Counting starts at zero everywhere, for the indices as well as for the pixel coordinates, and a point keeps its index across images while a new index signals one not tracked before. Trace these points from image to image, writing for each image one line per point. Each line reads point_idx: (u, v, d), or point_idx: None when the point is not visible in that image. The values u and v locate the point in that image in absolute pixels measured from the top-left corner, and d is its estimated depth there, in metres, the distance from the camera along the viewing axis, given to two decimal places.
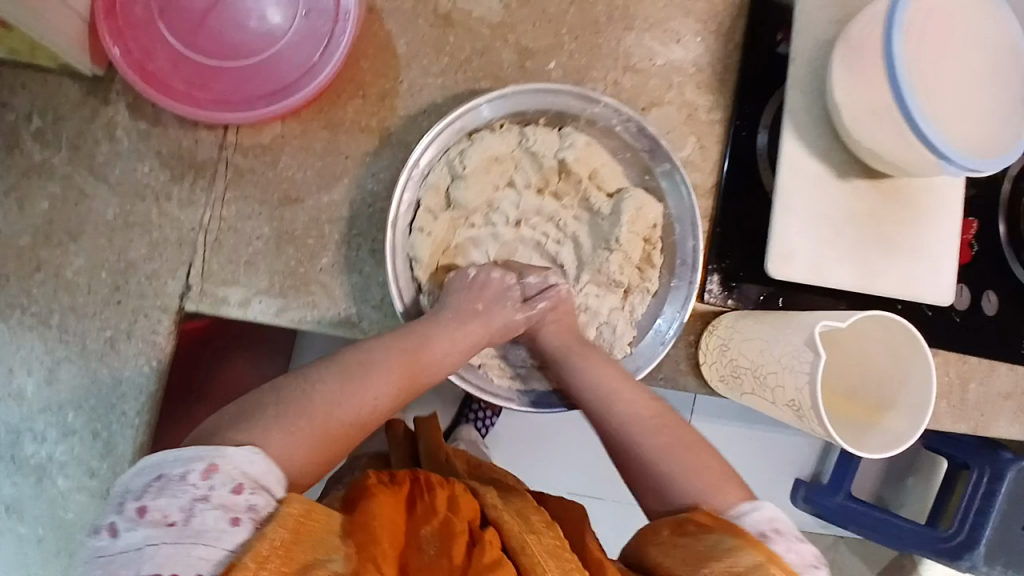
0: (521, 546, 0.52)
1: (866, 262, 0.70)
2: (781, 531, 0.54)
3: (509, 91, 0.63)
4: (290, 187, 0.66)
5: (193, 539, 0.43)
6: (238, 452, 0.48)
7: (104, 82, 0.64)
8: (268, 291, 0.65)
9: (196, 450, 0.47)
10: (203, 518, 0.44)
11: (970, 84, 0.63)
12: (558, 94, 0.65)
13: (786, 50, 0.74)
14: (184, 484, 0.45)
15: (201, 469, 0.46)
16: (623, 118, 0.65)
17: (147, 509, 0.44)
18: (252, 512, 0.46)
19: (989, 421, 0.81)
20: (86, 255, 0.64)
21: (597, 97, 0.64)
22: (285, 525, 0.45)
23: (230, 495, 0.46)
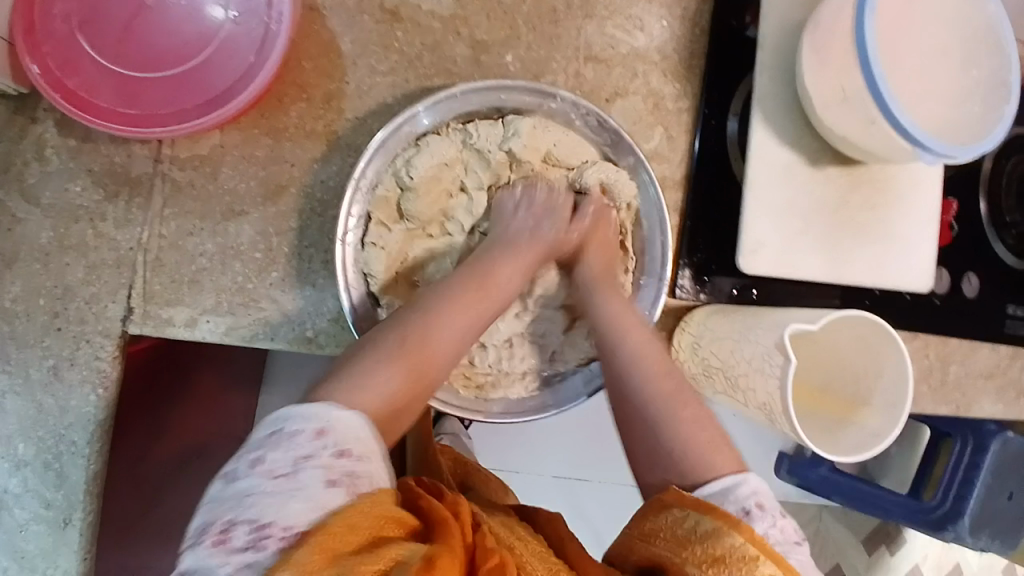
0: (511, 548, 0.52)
1: (840, 253, 0.68)
2: (764, 508, 0.52)
3: (454, 93, 0.60)
4: (233, 199, 0.63)
5: (293, 493, 0.41)
6: (346, 420, 0.47)
7: (30, 99, 0.61)
8: (215, 310, 0.62)
9: (312, 411, 0.46)
10: (306, 474, 0.42)
11: (941, 68, 0.60)
12: (508, 90, 0.61)
13: (755, 34, 0.70)
14: (296, 441, 0.44)
15: (313, 430, 0.45)
16: (582, 112, 0.63)
17: (260, 460, 0.43)
18: (347, 479, 0.43)
19: (971, 401, 0.78)
20: (21, 282, 0.61)
21: (553, 91, 0.62)
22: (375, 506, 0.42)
23: (333, 459, 0.44)
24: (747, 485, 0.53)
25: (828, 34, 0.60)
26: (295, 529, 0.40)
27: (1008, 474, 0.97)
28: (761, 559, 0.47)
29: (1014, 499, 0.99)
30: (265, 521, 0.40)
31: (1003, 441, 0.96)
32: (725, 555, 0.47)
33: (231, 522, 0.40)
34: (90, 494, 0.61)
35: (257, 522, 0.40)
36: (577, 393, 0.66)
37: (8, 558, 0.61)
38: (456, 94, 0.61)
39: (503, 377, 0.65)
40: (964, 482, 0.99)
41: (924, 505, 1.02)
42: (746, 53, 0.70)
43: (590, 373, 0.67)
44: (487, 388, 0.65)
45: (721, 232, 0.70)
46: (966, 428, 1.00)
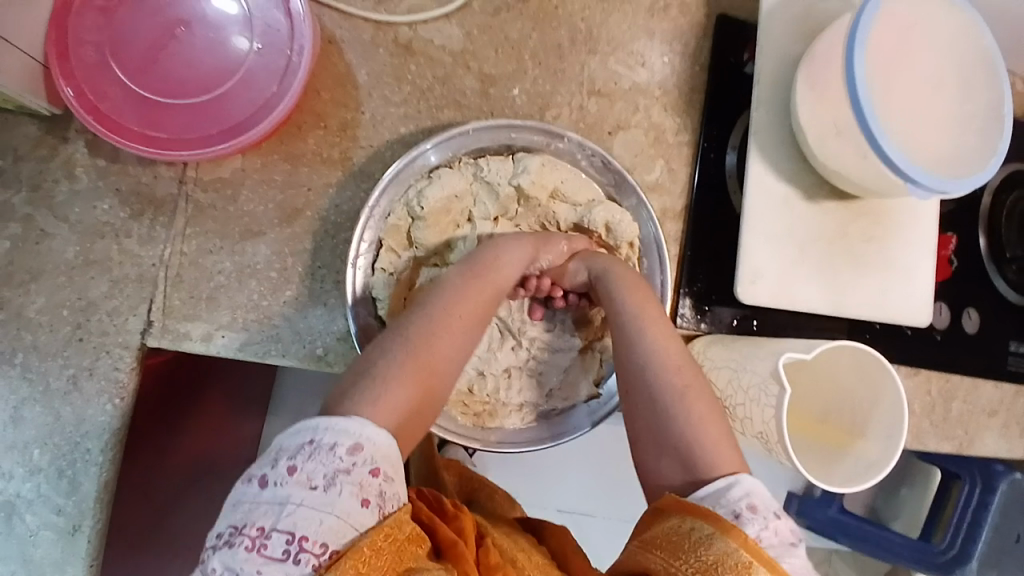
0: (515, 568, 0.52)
1: (836, 284, 0.70)
2: (758, 511, 0.50)
3: (466, 130, 0.63)
4: (250, 221, 0.66)
5: (329, 509, 0.42)
6: (380, 435, 0.47)
7: (61, 121, 0.64)
8: (230, 326, 0.65)
9: (347, 424, 0.46)
10: (342, 491, 0.43)
11: (931, 102, 0.62)
12: (520, 129, 0.64)
13: (753, 69, 0.74)
14: (332, 455, 0.44)
15: (348, 445, 0.45)
16: (588, 153, 0.66)
17: (296, 469, 0.43)
18: (376, 499, 0.45)
19: (973, 437, 0.79)
20: (47, 294, 0.63)
21: (562, 132, 0.65)
22: (388, 531, 0.44)
23: (368, 476, 0.45)
24: (741, 486, 0.51)
25: (825, 72, 0.62)
26: (332, 546, 0.42)
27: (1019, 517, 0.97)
28: (754, 566, 0.46)
29: None
30: (300, 534, 0.41)
31: (1011, 481, 0.96)
32: (719, 564, 0.47)
33: (266, 530, 0.41)
34: (101, 500, 0.63)
35: (294, 535, 0.41)
36: (574, 424, 0.68)
37: (16, 563, 0.62)
38: (468, 130, 0.63)
39: (499, 407, 0.67)
40: (972, 522, 0.99)
41: (934, 547, 1.02)
42: (743, 91, 0.73)
43: (587, 407, 0.68)
44: (485, 417, 0.66)
45: (720, 262, 0.72)
46: (974, 468, 1.00)
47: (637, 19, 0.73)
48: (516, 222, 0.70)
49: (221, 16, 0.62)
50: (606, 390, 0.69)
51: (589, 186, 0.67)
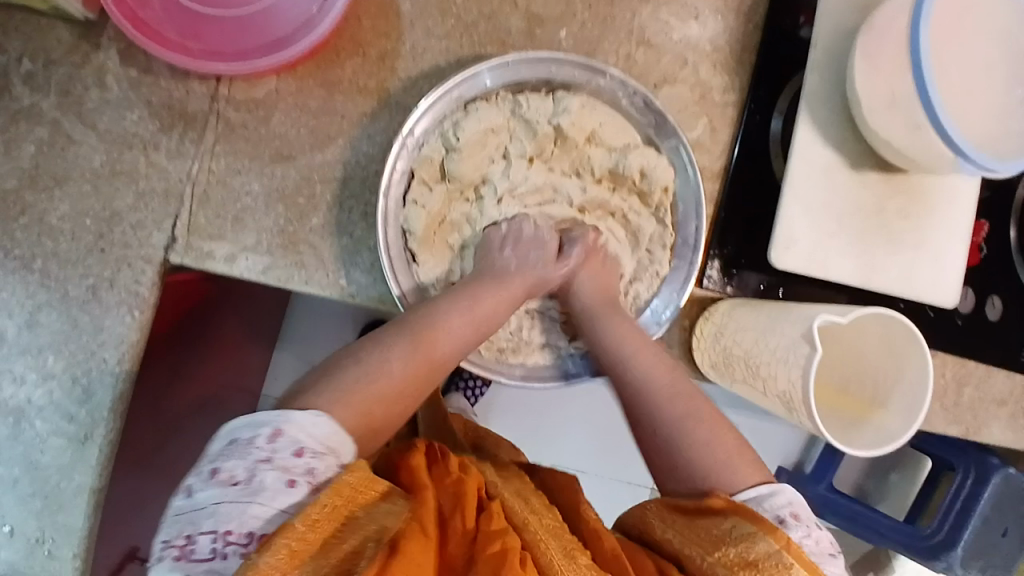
0: (524, 522, 0.52)
1: (871, 257, 0.68)
2: (799, 518, 0.54)
3: (509, 60, 0.61)
4: (282, 144, 0.64)
5: (252, 497, 0.44)
6: (303, 418, 0.49)
7: (95, 26, 0.62)
8: (255, 249, 0.64)
9: (263, 415, 0.48)
10: (263, 477, 0.45)
11: (986, 78, 0.60)
12: (562, 64, 0.63)
13: (808, 34, 0.71)
14: (251, 446, 0.46)
15: (268, 433, 0.47)
16: (629, 91, 0.64)
17: (218, 470, 0.45)
18: (308, 477, 0.46)
19: (980, 424, 0.79)
20: (71, 202, 0.62)
21: (603, 68, 0.63)
22: (340, 493, 0.45)
23: (292, 458, 0.46)
24: (784, 495, 0.56)
25: (884, 34, 0.60)
26: (257, 533, 0.43)
27: (1011, 511, 0.98)
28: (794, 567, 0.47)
29: (1007, 534, 0.99)
30: (224, 530, 0.43)
31: (1005, 474, 0.96)
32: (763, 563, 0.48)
33: (192, 537, 0.43)
34: (112, 413, 0.63)
35: (217, 532, 0.43)
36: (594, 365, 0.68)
37: (22, 468, 0.63)
38: (509, 62, 0.62)
39: (523, 345, 0.67)
40: (961, 511, 1.00)
41: (920, 532, 1.03)
42: (796, 55, 0.71)
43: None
44: (508, 352, 0.67)
45: (754, 227, 0.70)
46: (971, 459, 1.00)
47: None
48: (551, 165, 0.67)
49: None
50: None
51: (628, 132, 0.65)
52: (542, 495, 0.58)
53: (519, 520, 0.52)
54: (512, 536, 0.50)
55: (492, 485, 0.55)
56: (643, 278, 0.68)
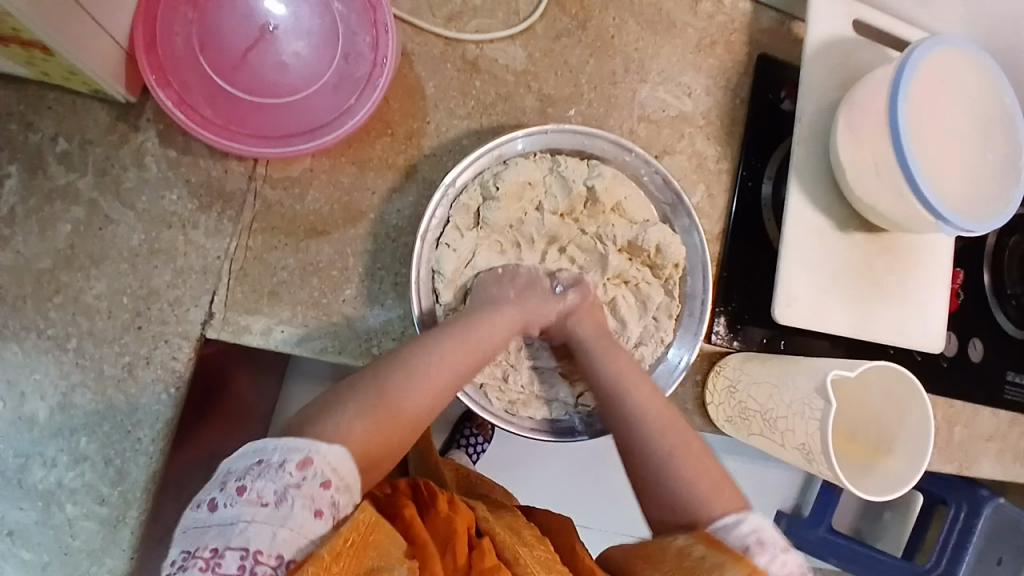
0: (515, 556, 0.53)
1: (862, 312, 0.74)
2: (765, 542, 0.55)
3: (548, 130, 0.67)
4: (316, 220, 0.67)
5: (282, 521, 0.44)
6: (330, 449, 0.49)
7: (135, 109, 0.65)
8: (290, 321, 0.66)
9: (297, 441, 0.48)
10: (292, 503, 0.45)
11: (959, 149, 0.68)
12: (594, 141, 0.69)
13: (789, 107, 0.78)
14: (281, 470, 0.46)
15: (297, 459, 0.47)
16: (652, 169, 0.70)
17: (246, 489, 0.45)
18: (331, 508, 0.46)
19: (972, 460, 0.85)
20: (107, 280, 0.64)
21: (630, 146, 0.69)
22: (354, 527, 0.45)
23: (319, 488, 0.47)
24: (749, 522, 0.56)
25: (863, 112, 0.68)
26: (286, 556, 0.43)
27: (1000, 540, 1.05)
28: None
29: (1002, 564, 1.06)
30: (254, 548, 0.43)
31: (995, 506, 1.01)
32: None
33: (219, 550, 0.43)
34: (147, 491, 0.63)
35: (246, 550, 0.43)
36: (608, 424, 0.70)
37: (52, 553, 0.62)
38: (547, 130, 0.68)
39: (534, 398, 0.69)
40: (956, 546, 1.05)
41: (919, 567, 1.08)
42: (780, 125, 0.78)
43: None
44: (518, 405, 0.68)
45: (753, 285, 0.76)
46: (960, 493, 1.05)
47: (686, 53, 0.78)
48: (582, 226, 0.71)
49: (304, 22, 0.64)
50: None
51: (648, 212, 0.71)
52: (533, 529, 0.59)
53: (510, 554, 0.53)
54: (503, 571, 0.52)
55: (482, 519, 0.57)
56: (649, 343, 0.71)
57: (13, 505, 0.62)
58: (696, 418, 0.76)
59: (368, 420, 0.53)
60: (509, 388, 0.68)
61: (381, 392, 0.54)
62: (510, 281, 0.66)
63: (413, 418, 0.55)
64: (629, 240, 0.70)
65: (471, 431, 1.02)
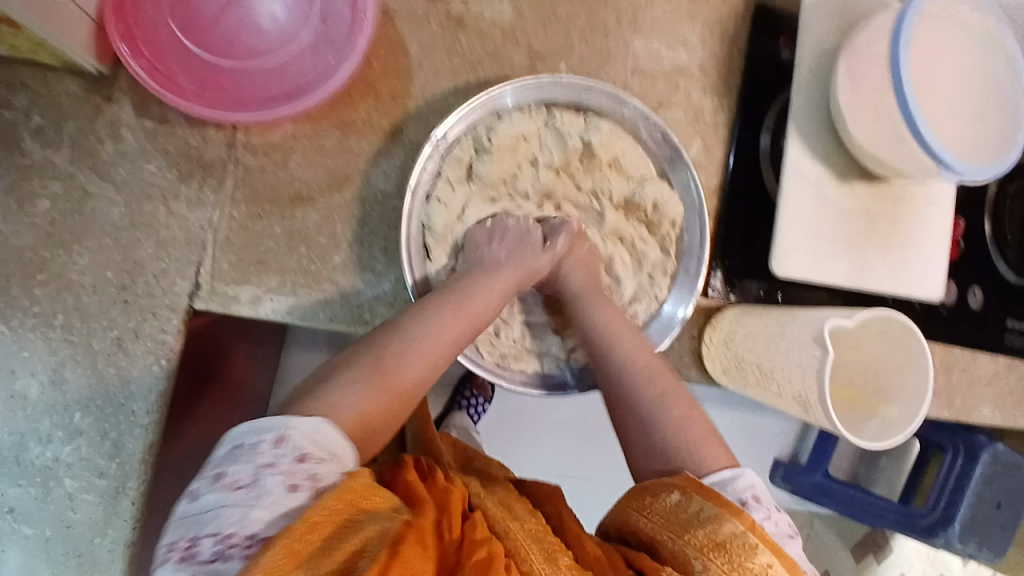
0: (506, 530, 0.52)
1: (861, 262, 0.73)
2: (759, 500, 0.56)
3: (543, 81, 0.65)
4: (301, 187, 0.65)
5: (255, 500, 0.43)
6: (306, 422, 0.48)
7: (108, 79, 0.63)
8: (279, 290, 0.65)
9: (269, 420, 0.47)
10: (267, 482, 0.44)
11: (961, 94, 0.66)
12: (591, 92, 0.66)
13: (789, 56, 0.75)
14: (255, 451, 0.45)
15: (272, 438, 0.46)
16: (651, 125, 0.67)
17: (222, 474, 0.44)
18: (310, 481, 0.45)
19: (973, 408, 0.85)
20: (91, 255, 0.62)
21: (628, 100, 0.66)
22: (341, 495, 0.44)
23: (295, 463, 0.45)
24: (746, 478, 0.56)
25: (867, 58, 0.65)
26: (259, 536, 0.42)
27: (999, 485, 1.02)
28: (760, 547, 0.49)
29: (1000, 508, 1.03)
30: (226, 532, 0.42)
31: (994, 451, 1.00)
32: (730, 542, 0.50)
33: (195, 538, 0.42)
34: (146, 464, 0.63)
35: (219, 535, 0.42)
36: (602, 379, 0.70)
37: (53, 527, 0.62)
38: (542, 83, 0.65)
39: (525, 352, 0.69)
40: (954, 490, 1.04)
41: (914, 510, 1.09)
42: (778, 73, 0.75)
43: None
44: (510, 358, 0.68)
45: (752, 238, 0.75)
46: (959, 439, 1.05)
47: (680, 1, 0.75)
48: (577, 182, 0.69)
49: None
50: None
51: (646, 168, 0.69)
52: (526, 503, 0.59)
53: (501, 528, 0.52)
54: (495, 544, 0.51)
55: (475, 496, 0.57)
56: (644, 300, 0.70)
57: (12, 483, 0.61)
58: (694, 376, 0.75)
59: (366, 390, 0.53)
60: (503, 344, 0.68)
61: (382, 373, 0.54)
62: (501, 240, 0.66)
63: (408, 388, 0.55)
64: (625, 195, 0.69)
65: (472, 392, 1.03)
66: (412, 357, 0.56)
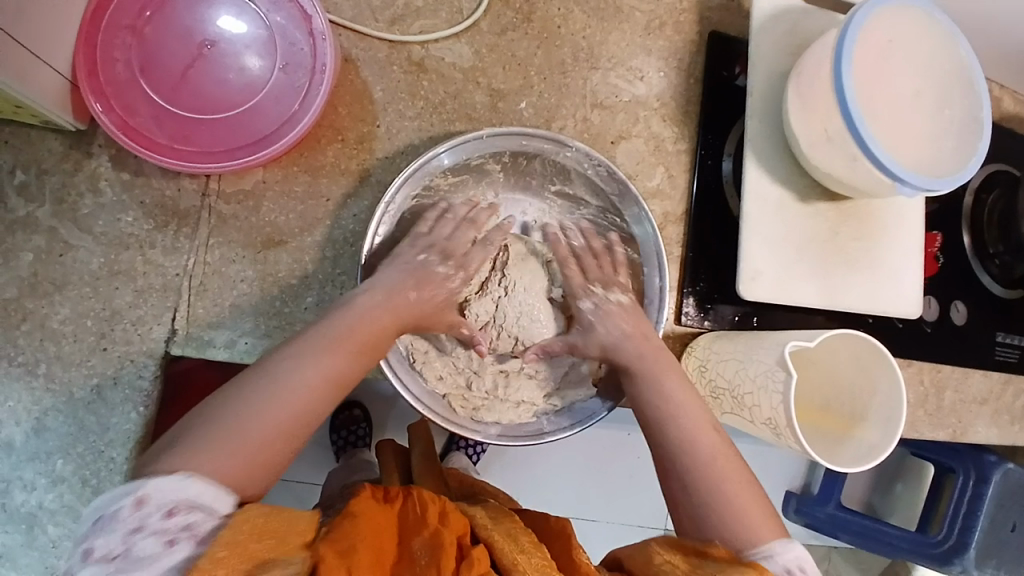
0: (513, 563, 0.52)
1: (831, 282, 0.74)
2: (805, 573, 0.54)
3: (483, 134, 0.67)
4: (273, 230, 0.68)
5: (135, 567, 0.43)
6: (162, 479, 0.46)
7: (87, 136, 0.66)
8: (253, 332, 0.66)
9: (121, 486, 0.46)
10: (142, 546, 0.44)
11: (912, 110, 0.67)
12: (533, 137, 0.68)
13: (744, 82, 0.78)
14: (116, 520, 0.45)
15: (132, 502, 0.45)
16: (594, 163, 0.70)
17: (91, 549, 0.44)
18: (188, 533, 0.45)
19: (966, 425, 0.84)
20: (71, 304, 0.65)
21: (570, 141, 0.69)
22: (233, 534, 0.45)
23: (163, 520, 0.45)
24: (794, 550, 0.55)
25: (811, 80, 0.67)
26: None
27: (1016, 507, 1.00)
28: None
29: (1016, 530, 1.02)
30: None
31: (1004, 472, 0.98)
32: None
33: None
34: None
35: None
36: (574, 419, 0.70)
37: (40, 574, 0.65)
38: (484, 135, 0.67)
39: (497, 402, 0.70)
40: (967, 515, 1.02)
41: (931, 538, 1.04)
42: (734, 100, 0.78)
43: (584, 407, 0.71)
44: (483, 410, 0.69)
45: (719, 261, 0.76)
46: (968, 460, 1.02)
47: (635, 36, 0.78)
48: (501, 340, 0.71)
49: (243, 34, 0.65)
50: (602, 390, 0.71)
51: (539, 287, 0.72)
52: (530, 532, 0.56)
53: (507, 562, 0.52)
54: None
55: (480, 528, 0.55)
56: None
57: None
58: None
59: (223, 452, 0.49)
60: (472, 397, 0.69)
61: (238, 440, 0.50)
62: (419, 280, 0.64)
63: (268, 446, 0.51)
64: (519, 329, 0.70)
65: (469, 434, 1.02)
66: (264, 417, 0.52)
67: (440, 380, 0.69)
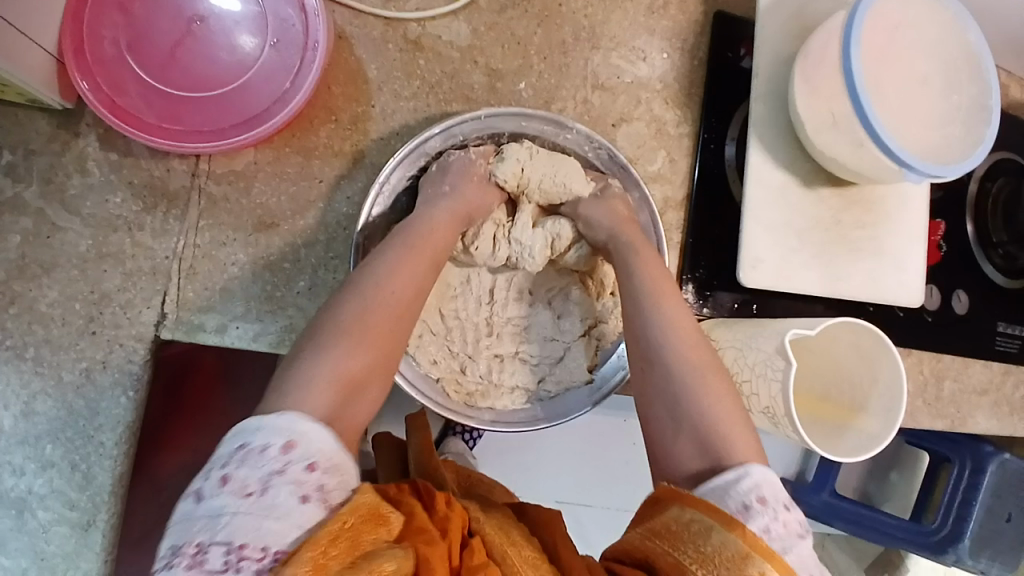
0: (502, 556, 0.51)
1: (833, 270, 0.72)
2: (766, 504, 0.50)
3: (480, 114, 0.66)
4: (264, 213, 0.66)
5: (266, 512, 0.42)
6: (312, 428, 0.46)
7: (74, 115, 0.64)
8: (244, 316, 0.65)
9: (276, 420, 0.46)
10: (277, 492, 0.43)
11: (919, 94, 0.65)
12: (532, 118, 0.67)
13: (749, 64, 0.76)
14: (264, 457, 0.44)
15: (281, 444, 0.45)
16: (594, 145, 0.68)
17: (229, 478, 0.43)
18: (320, 494, 0.44)
19: (965, 415, 0.83)
20: (59, 287, 0.63)
21: (570, 123, 0.67)
22: (352, 512, 0.45)
23: (305, 473, 0.44)
24: (750, 478, 0.51)
25: (817, 63, 0.66)
26: (275, 549, 0.41)
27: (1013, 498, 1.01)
28: (749, 556, 0.46)
29: (1012, 520, 1.02)
30: (239, 543, 0.41)
31: (1000, 463, 0.99)
32: (715, 552, 0.47)
33: (205, 545, 0.41)
34: (114, 495, 0.64)
35: (231, 544, 0.41)
36: (569, 408, 0.68)
37: (29, 559, 0.63)
38: (482, 115, 0.66)
39: (492, 388, 0.69)
40: (963, 504, 1.02)
41: (926, 528, 1.04)
42: (739, 82, 0.76)
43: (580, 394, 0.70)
44: (477, 397, 0.68)
45: (720, 248, 0.74)
46: (965, 450, 1.02)
47: (638, 15, 0.75)
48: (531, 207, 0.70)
49: (233, 10, 0.63)
50: (599, 377, 0.70)
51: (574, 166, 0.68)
52: (518, 524, 0.56)
53: (498, 554, 0.51)
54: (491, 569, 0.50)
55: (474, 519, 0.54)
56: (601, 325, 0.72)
57: None
58: None
59: (318, 387, 0.49)
60: (466, 382, 0.68)
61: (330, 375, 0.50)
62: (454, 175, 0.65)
63: (355, 376, 0.52)
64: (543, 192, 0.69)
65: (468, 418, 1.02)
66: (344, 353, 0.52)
67: (434, 364, 0.68)
